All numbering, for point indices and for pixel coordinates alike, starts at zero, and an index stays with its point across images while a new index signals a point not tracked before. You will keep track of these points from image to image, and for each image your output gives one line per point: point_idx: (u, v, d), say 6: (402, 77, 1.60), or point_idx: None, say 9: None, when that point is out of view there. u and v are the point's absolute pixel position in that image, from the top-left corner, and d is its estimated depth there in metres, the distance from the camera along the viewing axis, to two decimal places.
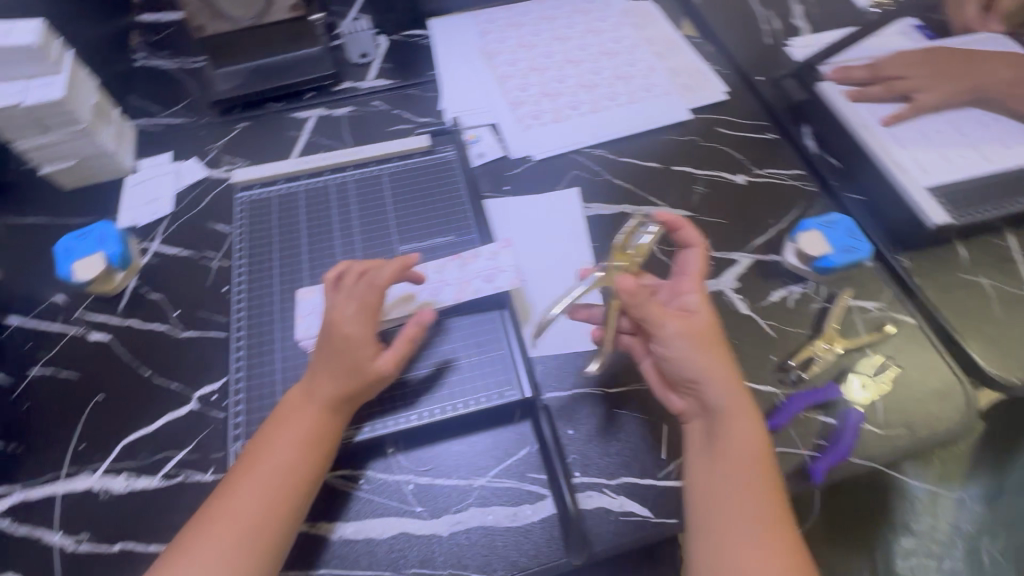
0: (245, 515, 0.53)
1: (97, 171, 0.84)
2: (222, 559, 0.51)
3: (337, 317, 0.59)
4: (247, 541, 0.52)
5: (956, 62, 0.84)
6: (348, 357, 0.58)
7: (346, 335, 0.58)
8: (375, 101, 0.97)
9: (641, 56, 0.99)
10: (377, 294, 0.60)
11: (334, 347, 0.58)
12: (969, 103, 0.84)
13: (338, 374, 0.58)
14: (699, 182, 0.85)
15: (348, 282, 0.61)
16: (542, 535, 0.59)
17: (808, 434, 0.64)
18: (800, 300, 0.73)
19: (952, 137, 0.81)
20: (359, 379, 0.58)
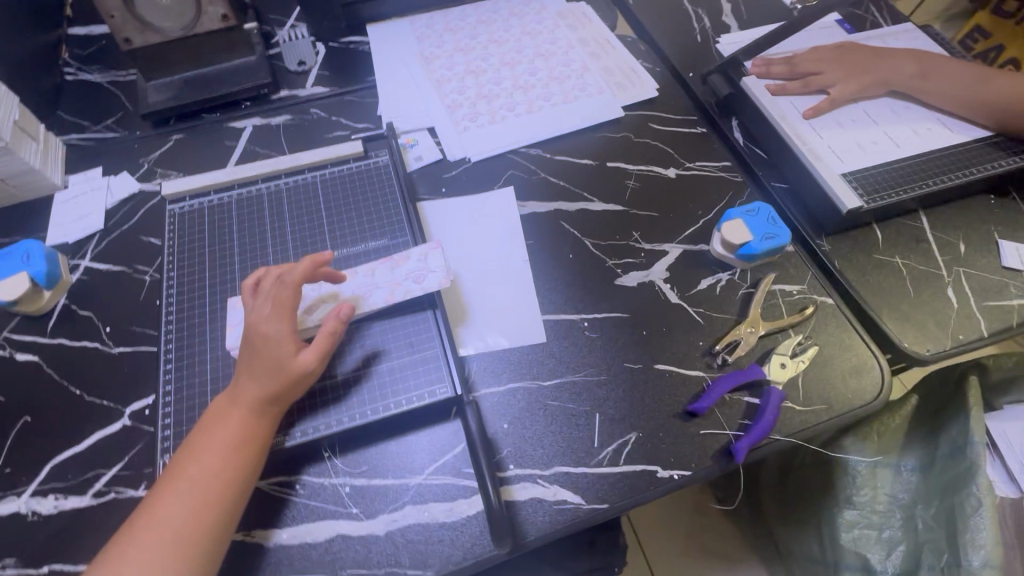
0: (172, 522, 0.54)
1: (22, 188, 0.83)
2: (151, 567, 0.52)
3: (255, 319, 0.61)
4: (176, 548, 0.53)
5: (865, 58, 0.90)
6: (267, 356, 0.60)
7: (265, 335, 0.61)
8: (314, 108, 0.97)
9: (575, 56, 1.01)
10: (291, 292, 0.62)
11: (254, 348, 0.61)
12: (881, 94, 0.88)
13: (260, 374, 0.59)
14: (632, 177, 0.87)
15: (266, 286, 0.64)
16: (477, 528, 0.60)
17: (733, 416, 0.67)
18: (727, 287, 0.76)
19: (865, 127, 0.85)
20: (280, 376, 0.59)
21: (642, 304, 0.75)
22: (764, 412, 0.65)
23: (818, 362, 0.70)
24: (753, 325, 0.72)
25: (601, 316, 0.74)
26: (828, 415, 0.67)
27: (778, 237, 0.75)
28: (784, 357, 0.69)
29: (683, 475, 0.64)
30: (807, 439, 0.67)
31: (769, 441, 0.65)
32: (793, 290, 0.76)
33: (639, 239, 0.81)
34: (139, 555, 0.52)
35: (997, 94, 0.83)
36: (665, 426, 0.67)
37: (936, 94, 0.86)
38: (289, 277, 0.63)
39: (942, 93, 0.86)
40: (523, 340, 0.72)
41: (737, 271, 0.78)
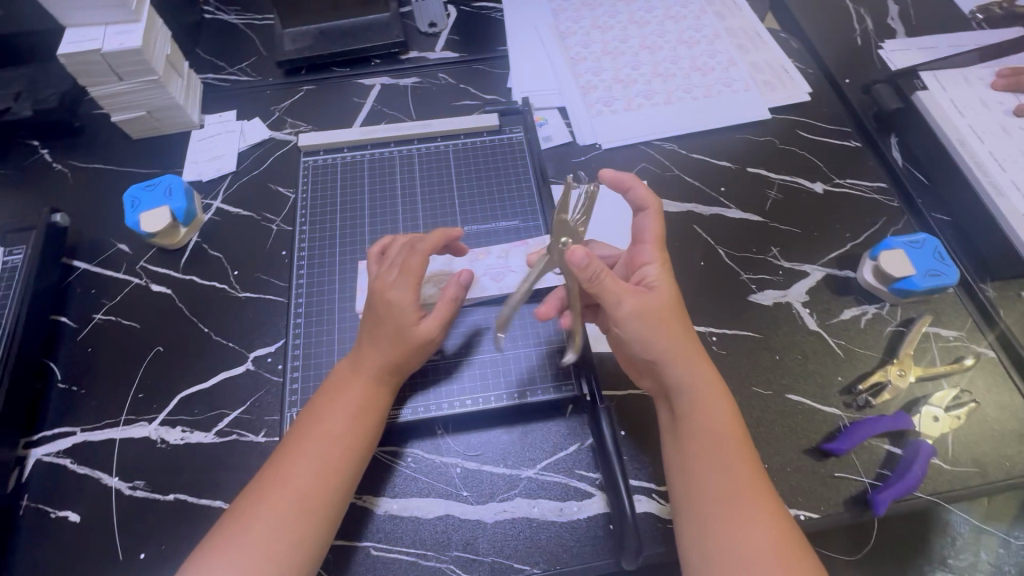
0: (299, 483, 0.53)
1: (165, 123, 0.85)
2: (280, 524, 0.52)
3: (380, 285, 0.58)
4: (304, 510, 0.53)
5: None
6: (388, 321, 0.57)
7: (388, 301, 0.57)
8: (442, 73, 0.94)
9: (722, 47, 0.94)
10: (420, 259, 0.58)
11: (375, 313, 0.58)
12: None
13: (382, 341, 0.58)
14: (775, 188, 0.81)
15: (393, 254, 0.62)
16: (588, 533, 0.58)
17: (871, 462, 0.62)
18: (873, 321, 0.70)
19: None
20: (402, 344, 0.57)
21: (777, 326, 0.70)
22: (911, 465, 0.59)
23: (972, 419, 0.64)
24: (903, 368, 0.66)
25: (732, 333, 0.70)
26: (979, 479, 0.61)
27: (944, 276, 0.68)
28: (937, 410, 0.63)
29: (810, 516, 0.60)
30: (952, 501, 0.61)
31: (909, 497, 0.60)
32: (949, 335, 0.69)
33: (777, 255, 0.76)
34: (268, 513, 0.52)
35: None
36: (794, 460, 0.62)
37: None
38: (420, 244, 0.59)
39: None
40: None
41: (886, 305, 0.71)
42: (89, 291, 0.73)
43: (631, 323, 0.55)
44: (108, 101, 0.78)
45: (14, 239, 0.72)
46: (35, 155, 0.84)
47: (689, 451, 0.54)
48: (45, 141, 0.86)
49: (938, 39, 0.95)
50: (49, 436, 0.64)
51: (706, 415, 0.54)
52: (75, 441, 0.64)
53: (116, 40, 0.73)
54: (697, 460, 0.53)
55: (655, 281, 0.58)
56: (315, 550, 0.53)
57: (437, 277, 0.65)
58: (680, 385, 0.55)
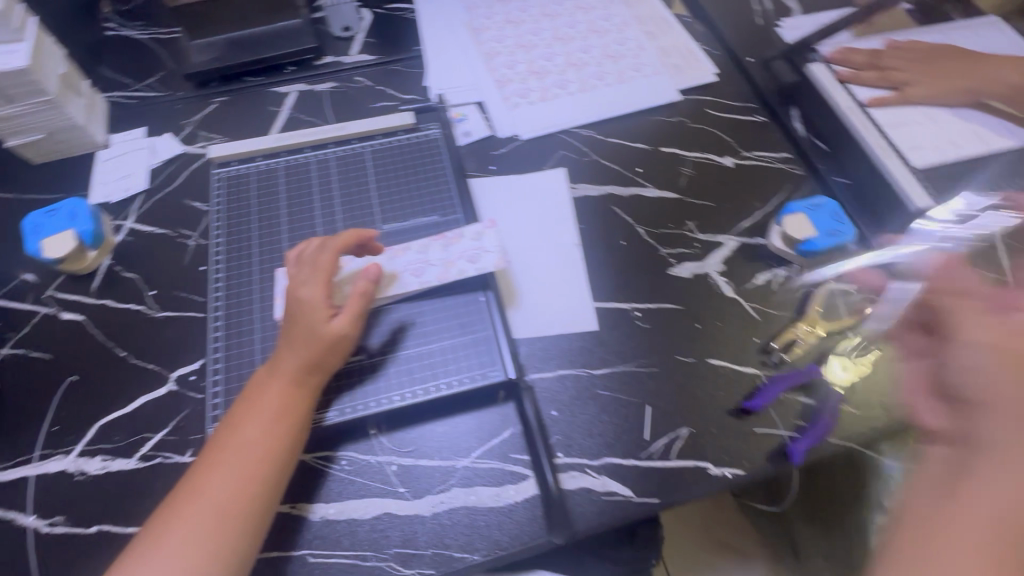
0: (217, 495, 0.53)
1: (67, 144, 0.81)
2: (199, 538, 0.51)
3: (292, 285, 0.60)
4: (222, 522, 0.52)
5: (948, 64, 0.84)
6: (301, 320, 0.59)
7: (301, 300, 0.59)
8: (358, 77, 0.94)
9: (631, 34, 0.97)
10: (330, 256, 0.61)
11: (290, 314, 0.60)
12: (967, 105, 0.82)
13: (298, 340, 0.58)
14: (688, 165, 0.85)
15: (308, 254, 0.63)
16: (526, 515, 0.59)
17: (789, 415, 0.65)
18: (784, 283, 0.74)
19: (929, 130, 0.80)
20: (315, 342, 0.58)
21: (696, 295, 0.73)
22: (820, 416, 0.64)
23: (878, 366, 0.68)
24: (812, 324, 0.69)
25: (654, 307, 0.72)
26: (887, 420, 0.65)
27: (843, 234, 0.73)
28: (843, 359, 0.68)
29: (736, 473, 0.62)
30: (864, 443, 0.65)
31: (825, 444, 0.64)
32: (854, 290, 0.73)
33: (693, 228, 0.79)
34: (188, 526, 0.52)
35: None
36: (718, 422, 0.65)
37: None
38: (330, 242, 0.62)
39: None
40: (573, 327, 0.70)
41: (795, 267, 0.75)
42: None
43: (988, 374, 0.49)
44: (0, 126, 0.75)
45: None
46: None
47: (922, 524, 0.45)
48: None
49: (831, 15, 1.00)
50: None
51: (1011, 473, 0.44)
52: None
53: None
54: (938, 532, 0.44)
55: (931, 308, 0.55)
56: (239, 561, 0.52)
57: (353, 275, 0.64)
58: (995, 436, 0.46)
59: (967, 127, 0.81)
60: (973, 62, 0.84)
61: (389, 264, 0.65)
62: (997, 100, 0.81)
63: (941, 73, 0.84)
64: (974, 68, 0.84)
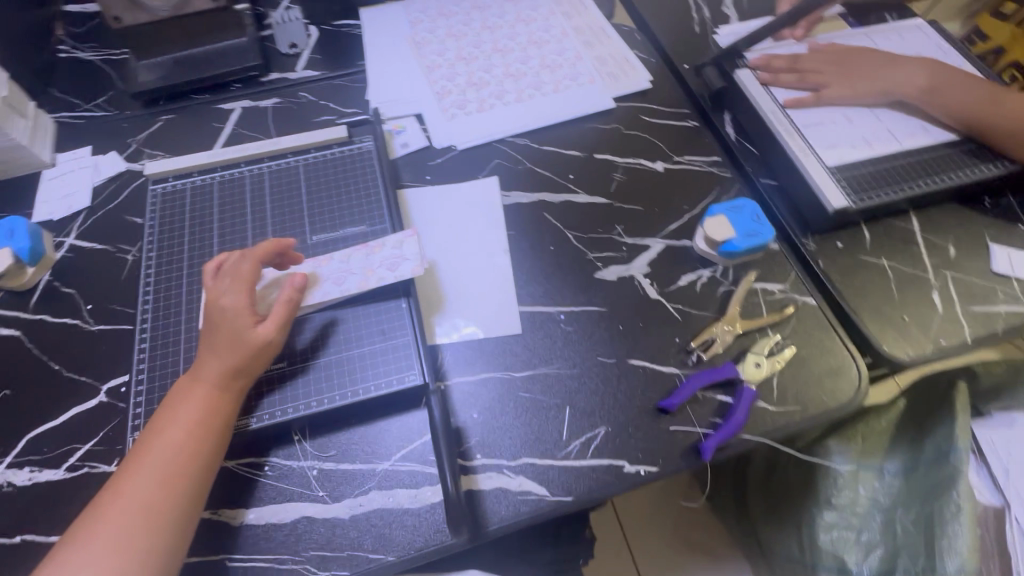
0: (140, 498, 0.53)
1: (11, 164, 0.83)
2: (120, 541, 0.52)
3: (213, 295, 0.62)
4: (146, 523, 0.53)
5: (867, 66, 0.87)
6: (224, 326, 0.60)
7: (222, 308, 0.61)
8: (302, 92, 0.97)
9: (569, 45, 0.99)
10: (250, 265, 0.63)
11: (212, 320, 0.61)
12: (880, 103, 0.85)
13: (222, 345, 0.60)
14: (619, 170, 0.87)
15: (229, 265, 0.64)
16: (441, 515, 0.61)
17: (705, 413, 0.66)
18: (707, 284, 0.76)
19: (845, 129, 0.83)
20: (238, 347, 0.59)
21: (620, 298, 0.75)
22: (735, 411, 0.64)
23: (795, 362, 0.70)
24: (730, 323, 0.71)
25: (579, 309, 0.74)
26: (802, 415, 0.67)
27: (761, 235, 0.74)
28: (758, 357, 0.69)
29: (650, 470, 0.64)
30: (779, 439, 0.66)
31: (739, 439, 0.65)
32: (774, 289, 0.75)
33: (622, 232, 0.81)
34: (109, 531, 0.52)
35: (975, 98, 0.81)
36: (635, 421, 0.66)
37: (935, 108, 0.82)
38: (250, 252, 0.64)
39: (951, 106, 0.82)
40: (498, 331, 0.72)
41: (719, 268, 0.77)
42: None
43: None
44: None
45: None
46: None
47: None
48: None
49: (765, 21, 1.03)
50: None
51: None
52: None
53: None
54: None
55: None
56: (162, 563, 0.53)
57: (275, 283, 0.67)
58: None
59: (880, 126, 0.84)
60: (887, 63, 0.87)
61: (314, 270, 0.68)
62: (910, 100, 0.84)
63: (860, 74, 0.86)
64: (888, 69, 0.87)
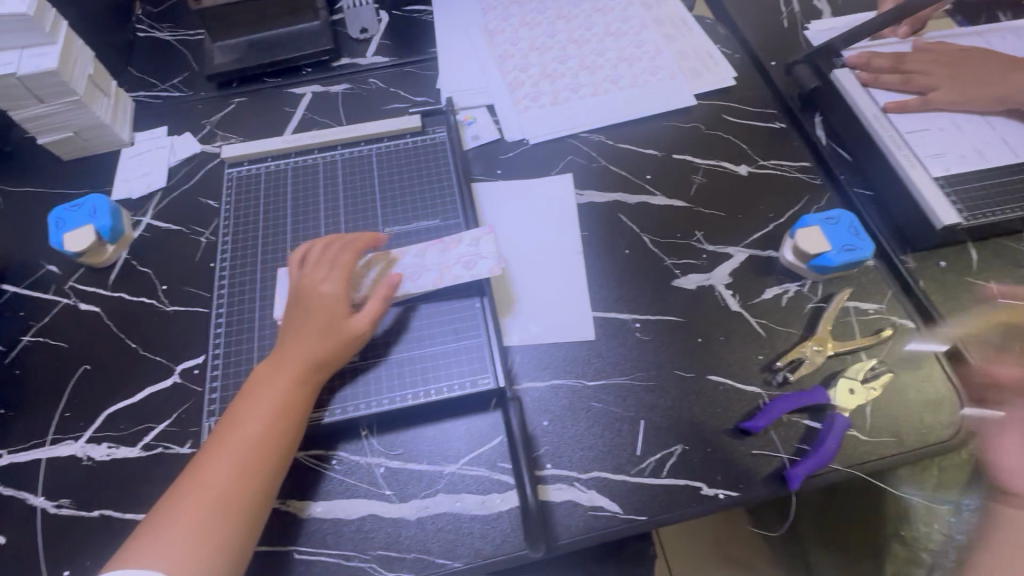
0: (221, 486, 0.54)
1: (94, 142, 0.85)
2: (201, 528, 0.52)
3: (313, 281, 0.63)
4: (224, 512, 0.53)
5: (982, 70, 0.79)
6: (319, 313, 0.61)
7: (322, 295, 0.62)
8: (373, 79, 0.95)
9: (648, 37, 0.95)
10: (351, 257, 0.65)
11: (305, 306, 0.62)
12: (995, 111, 0.78)
13: (311, 334, 0.60)
14: (699, 172, 0.82)
15: (326, 254, 0.65)
16: (509, 524, 0.59)
17: (790, 438, 0.63)
18: (794, 299, 0.71)
19: (954, 137, 0.76)
20: (334, 334, 0.61)
21: (700, 309, 0.71)
22: (825, 438, 0.60)
23: (890, 390, 0.65)
24: (821, 343, 0.66)
25: (655, 318, 0.71)
26: (896, 448, 0.62)
27: (859, 250, 0.69)
28: (852, 382, 0.64)
29: (729, 494, 0.60)
30: (871, 471, 0.62)
31: (828, 470, 0.61)
32: (869, 308, 0.70)
33: (702, 239, 0.76)
34: (188, 517, 0.52)
35: None
36: (714, 441, 0.63)
37: None
38: (351, 244, 0.66)
39: None
40: (570, 336, 0.69)
41: (808, 282, 0.72)
42: (18, 314, 0.74)
43: None
44: (33, 123, 0.79)
45: None
46: None
47: None
48: None
49: (862, 17, 0.96)
50: None
51: None
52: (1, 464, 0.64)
53: (31, 62, 0.73)
54: None
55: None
56: (237, 552, 0.53)
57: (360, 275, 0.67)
58: None
59: (994, 135, 0.77)
60: (1005, 67, 0.80)
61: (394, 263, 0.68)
62: None
63: (974, 79, 0.79)
64: (1005, 73, 0.79)
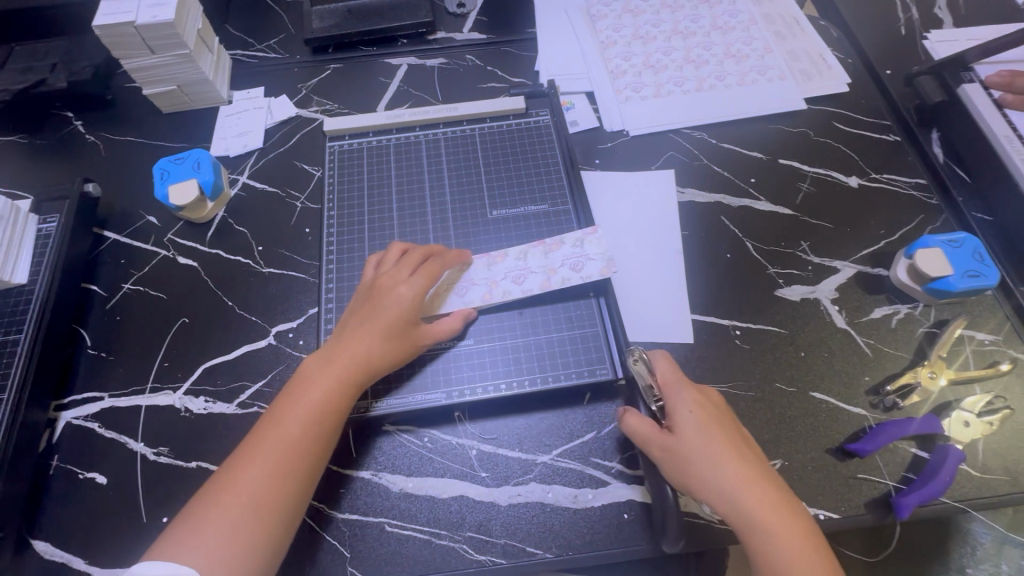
0: (261, 486, 0.51)
1: (194, 97, 0.85)
2: (238, 529, 0.49)
3: (392, 281, 0.60)
4: (261, 511, 0.50)
5: None
6: (388, 314, 0.59)
7: (398, 298, 0.59)
8: (469, 55, 0.93)
9: (757, 34, 0.91)
10: (435, 265, 0.62)
11: (369, 305, 0.60)
12: None
13: (369, 334, 0.58)
14: (806, 180, 0.79)
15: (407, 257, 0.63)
16: (601, 521, 0.58)
17: (896, 465, 0.61)
18: (904, 321, 0.68)
19: None
20: (402, 339, 0.59)
21: (803, 322, 0.69)
22: (938, 470, 0.57)
23: (1006, 426, 0.62)
24: (934, 371, 0.64)
25: (756, 327, 0.68)
26: (1010, 489, 0.59)
27: (983, 277, 0.65)
28: (966, 415, 0.61)
29: (829, 516, 0.59)
30: (980, 509, 0.59)
31: (935, 503, 0.58)
32: (984, 339, 0.67)
33: (807, 249, 0.74)
34: (221, 520, 0.49)
35: None
36: (814, 460, 0.61)
37: None
38: (435, 254, 0.64)
39: None
40: (667, 338, 0.68)
41: (920, 306, 0.69)
42: (118, 261, 0.75)
43: None
44: (141, 74, 0.79)
45: (48, 208, 0.73)
46: (68, 126, 0.85)
47: None
48: (77, 113, 0.87)
49: (989, 31, 0.90)
50: (78, 400, 0.66)
51: None
52: (102, 407, 0.65)
53: (149, 12, 0.73)
54: None
55: (682, 413, 0.54)
56: (267, 558, 0.50)
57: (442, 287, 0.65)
58: None
59: None
60: None
61: (490, 271, 0.66)
62: None
63: None
64: None
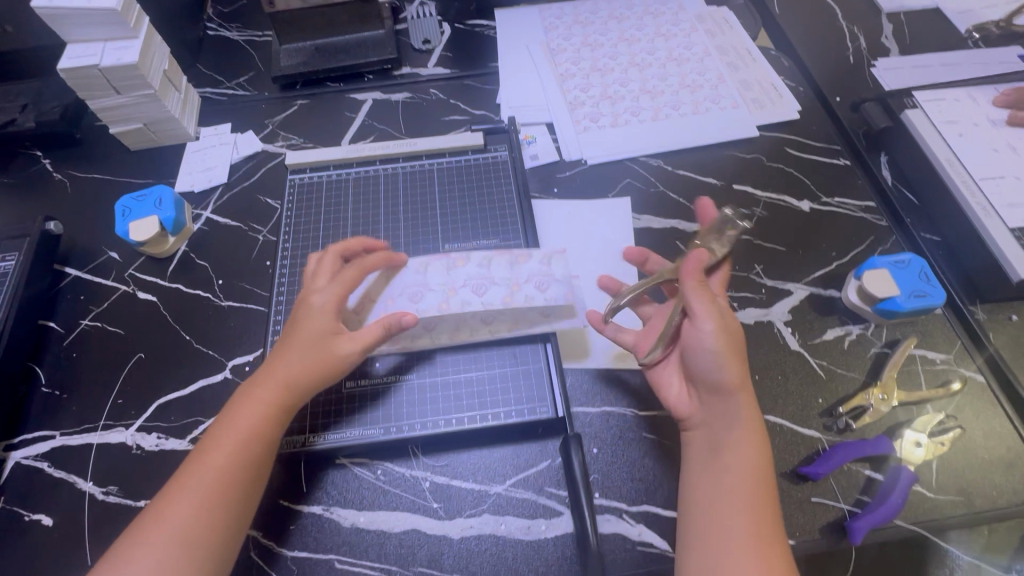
0: (188, 519, 0.51)
1: (161, 135, 0.87)
2: (165, 562, 0.49)
3: (310, 293, 0.61)
4: (186, 547, 0.50)
5: None
6: (308, 327, 0.59)
7: (313, 307, 0.60)
8: (432, 90, 0.95)
9: (711, 65, 0.94)
10: (354, 272, 0.62)
11: (291, 324, 0.60)
12: None
13: (291, 351, 0.58)
14: (760, 205, 0.81)
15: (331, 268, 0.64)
16: (554, 552, 0.57)
17: (850, 487, 0.61)
18: (857, 342, 0.69)
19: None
20: (322, 349, 0.58)
21: (759, 345, 0.69)
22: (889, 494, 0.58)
23: (957, 445, 0.62)
24: (886, 392, 0.64)
25: None
26: (964, 510, 0.59)
27: (930, 297, 0.66)
28: (918, 435, 0.61)
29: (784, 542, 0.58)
30: (936, 530, 0.59)
31: (889, 526, 0.58)
32: (935, 358, 0.67)
33: (761, 273, 0.75)
34: (148, 558, 0.49)
35: None
36: None
37: None
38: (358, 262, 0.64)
39: None
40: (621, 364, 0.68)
41: (872, 326, 0.70)
42: (78, 298, 0.75)
43: None
44: (106, 113, 0.81)
45: (8, 246, 0.74)
46: (37, 165, 0.87)
47: None
48: (46, 151, 0.88)
49: (934, 57, 0.93)
50: (29, 439, 0.65)
51: None
52: (52, 446, 0.65)
53: (113, 55, 0.75)
54: None
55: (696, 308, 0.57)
56: None
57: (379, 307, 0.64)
58: None
59: None
60: None
61: (449, 276, 0.67)
62: None
63: None
64: None
